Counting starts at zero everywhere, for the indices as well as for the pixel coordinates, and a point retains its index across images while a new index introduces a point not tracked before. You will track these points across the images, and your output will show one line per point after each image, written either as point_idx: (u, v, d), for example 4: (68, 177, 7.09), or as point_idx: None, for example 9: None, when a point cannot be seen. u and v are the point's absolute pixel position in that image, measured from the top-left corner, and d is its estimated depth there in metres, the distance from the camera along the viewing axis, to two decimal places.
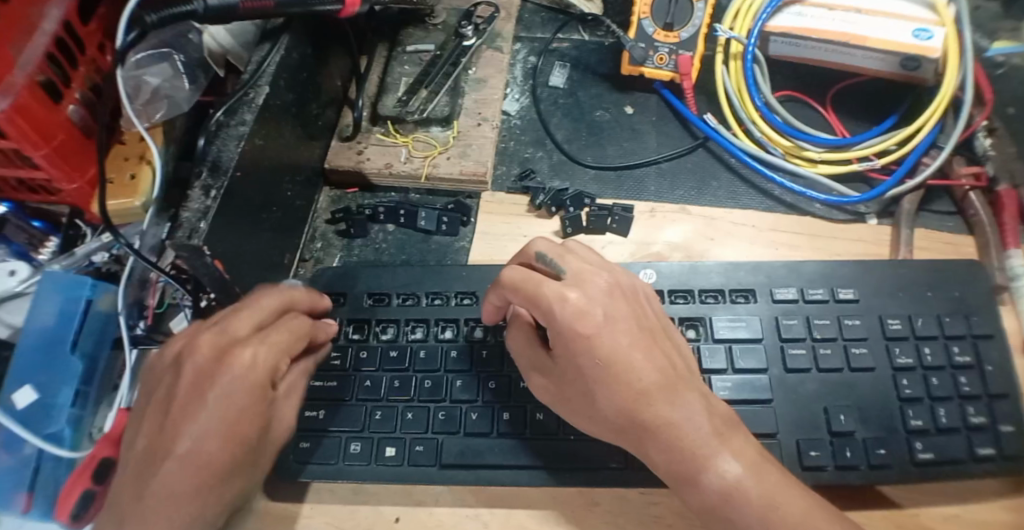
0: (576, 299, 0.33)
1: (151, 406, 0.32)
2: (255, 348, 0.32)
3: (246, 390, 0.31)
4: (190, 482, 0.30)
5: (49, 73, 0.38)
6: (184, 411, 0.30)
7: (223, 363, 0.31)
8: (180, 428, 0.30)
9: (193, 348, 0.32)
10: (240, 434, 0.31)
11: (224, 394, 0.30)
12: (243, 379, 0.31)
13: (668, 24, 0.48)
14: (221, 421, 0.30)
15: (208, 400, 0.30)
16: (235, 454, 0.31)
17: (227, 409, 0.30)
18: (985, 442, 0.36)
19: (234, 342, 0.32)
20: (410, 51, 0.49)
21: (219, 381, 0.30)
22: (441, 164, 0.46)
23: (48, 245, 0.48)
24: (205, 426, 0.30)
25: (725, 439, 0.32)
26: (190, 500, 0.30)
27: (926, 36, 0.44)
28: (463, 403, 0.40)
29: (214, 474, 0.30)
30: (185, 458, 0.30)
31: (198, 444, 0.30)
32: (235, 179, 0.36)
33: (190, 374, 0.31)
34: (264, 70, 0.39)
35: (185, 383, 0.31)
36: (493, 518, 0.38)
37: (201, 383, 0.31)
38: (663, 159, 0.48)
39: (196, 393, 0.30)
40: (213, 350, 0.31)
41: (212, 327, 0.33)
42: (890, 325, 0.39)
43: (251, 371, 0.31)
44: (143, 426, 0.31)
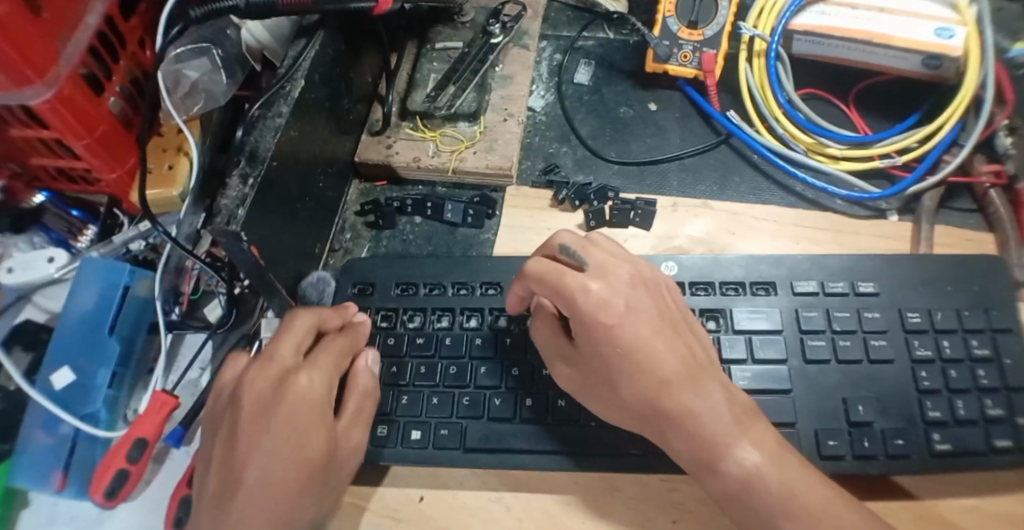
0: (598, 289, 0.34)
1: (213, 449, 0.33)
2: (310, 373, 0.35)
3: (308, 411, 0.34)
4: (269, 507, 0.31)
5: (90, 66, 0.40)
6: (252, 441, 0.32)
7: (282, 389, 0.33)
8: (250, 457, 0.32)
9: (249, 380, 0.34)
10: (309, 454, 0.33)
11: (287, 416, 0.33)
12: (303, 401, 0.34)
13: (692, 22, 0.49)
14: (288, 442, 0.32)
15: (274, 425, 0.32)
16: (306, 477, 0.33)
17: (293, 431, 0.33)
18: (1003, 435, 0.36)
19: (290, 369, 0.35)
20: (439, 48, 0.51)
21: (281, 405, 0.33)
22: (468, 158, 0.47)
23: (86, 233, 0.49)
24: (274, 449, 0.32)
25: (744, 427, 0.33)
26: (269, 525, 0.31)
27: (948, 34, 0.45)
28: (487, 389, 0.41)
29: (288, 497, 0.32)
30: (259, 485, 0.31)
31: (268, 468, 0.32)
32: (271, 168, 0.38)
33: (250, 404, 0.33)
34: (300, 65, 0.41)
35: (246, 417, 0.33)
36: (515, 501, 0.39)
37: (263, 414, 0.33)
38: (686, 154, 0.49)
39: (258, 423, 0.33)
40: (270, 379, 0.34)
41: (259, 361, 0.35)
42: (910, 318, 0.40)
43: (309, 393, 0.34)
44: (208, 471, 0.33)
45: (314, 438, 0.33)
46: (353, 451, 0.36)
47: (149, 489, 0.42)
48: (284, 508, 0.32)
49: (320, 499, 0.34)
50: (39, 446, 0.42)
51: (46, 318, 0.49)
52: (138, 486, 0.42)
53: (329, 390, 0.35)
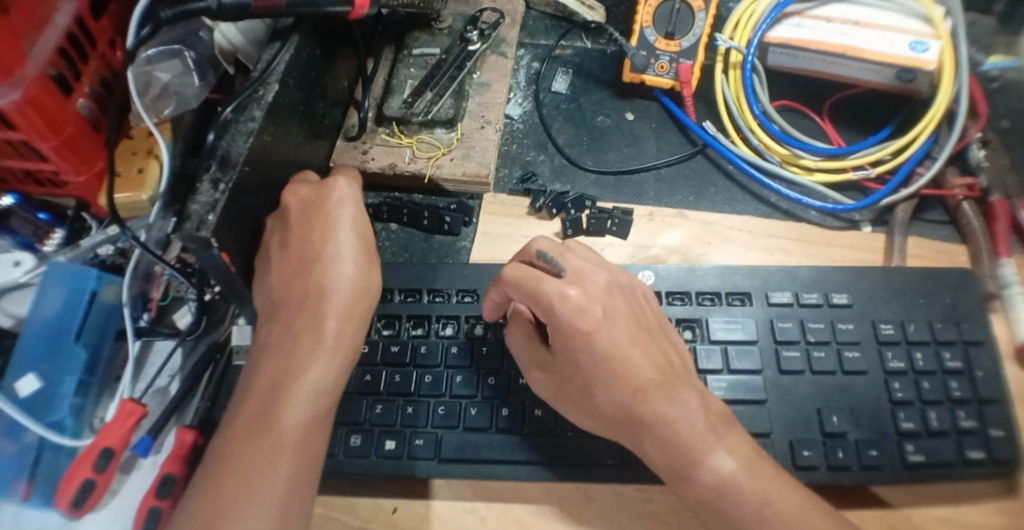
0: (575, 295, 0.34)
1: (273, 258, 0.40)
2: (346, 175, 0.41)
3: (347, 210, 0.40)
4: (334, 287, 0.38)
5: (60, 67, 0.39)
6: (307, 239, 0.39)
7: (323, 193, 0.40)
8: (307, 260, 0.38)
9: (293, 190, 0.40)
10: (356, 248, 0.39)
11: (333, 217, 0.39)
12: (343, 200, 0.40)
13: (669, 33, 0.49)
14: (337, 239, 0.39)
15: (327, 219, 0.39)
16: (359, 268, 0.39)
17: (339, 227, 0.39)
18: (975, 446, 0.37)
19: (325, 178, 0.41)
20: (416, 54, 0.50)
21: (326, 205, 0.39)
22: (444, 165, 0.47)
23: (53, 237, 0.49)
24: (330, 247, 0.39)
25: (720, 435, 0.33)
26: (336, 303, 0.37)
27: (922, 48, 0.45)
28: (463, 399, 0.40)
29: (345, 284, 0.38)
30: (320, 277, 0.38)
31: (319, 261, 0.38)
32: (243, 173, 0.37)
33: (299, 206, 0.39)
34: (275, 68, 0.40)
35: (297, 218, 0.39)
36: (490, 512, 0.38)
37: (309, 215, 0.39)
38: (662, 164, 0.49)
39: (306, 224, 0.39)
40: (310, 187, 0.40)
41: (295, 182, 0.41)
42: (882, 329, 0.40)
43: (346, 191, 0.40)
44: (272, 277, 0.39)
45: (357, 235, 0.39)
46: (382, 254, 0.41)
47: (114, 500, 0.41)
48: (347, 291, 0.38)
49: (373, 289, 0.39)
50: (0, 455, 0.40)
51: (9, 323, 0.47)
52: (104, 497, 0.41)
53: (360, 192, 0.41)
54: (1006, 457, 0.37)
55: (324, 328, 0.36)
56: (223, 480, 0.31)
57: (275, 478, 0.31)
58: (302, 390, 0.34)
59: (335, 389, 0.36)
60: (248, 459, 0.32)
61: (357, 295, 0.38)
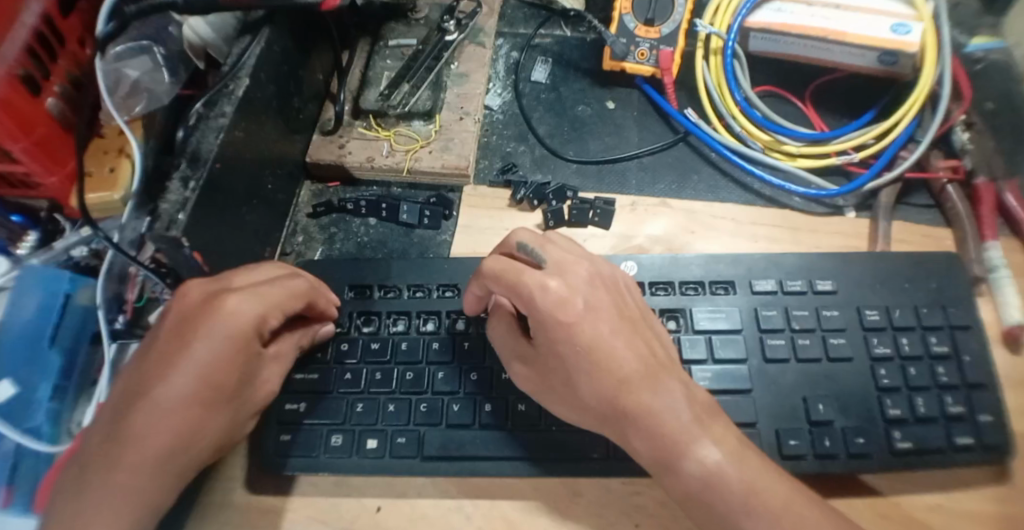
0: (557, 287, 0.33)
1: (136, 352, 0.34)
2: (242, 297, 0.33)
3: (226, 337, 0.32)
4: (176, 413, 0.31)
5: (29, 66, 0.38)
6: (168, 354, 0.32)
7: (208, 311, 0.32)
8: (155, 373, 0.31)
9: (182, 294, 0.33)
10: (209, 385, 0.32)
11: (205, 341, 0.32)
12: (225, 326, 0.32)
13: (649, 20, 0.49)
14: (198, 368, 0.32)
15: (186, 347, 0.32)
16: (193, 417, 0.32)
17: (189, 364, 0.32)
18: (964, 432, 0.36)
19: (221, 293, 0.33)
20: (392, 45, 0.49)
21: (202, 327, 0.32)
22: (423, 158, 0.46)
23: (27, 239, 0.47)
24: (182, 371, 0.31)
25: (705, 425, 0.32)
26: (173, 427, 0.31)
27: (904, 30, 0.45)
28: (445, 395, 0.39)
29: (191, 412, 0.32)
30: (157, 396, 0.31)
31: (173, 379, 0.31)
32: (214, 170, 0.36)
33: (180, 315, 0.33)
34: (245, 62, 0.39)
35: (170, 329, 0.33)
36: (475, 509, 0.38)
37: (177, 337, 0.32)
38: (644, 153, 0.48)
39: (180, 338, 0.32)
40: (203, 297, 0.33)
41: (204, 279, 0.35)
42: (868, 316, 0.40)
43: (235, 317, 0.33)
44: (127, 368, 0.33)
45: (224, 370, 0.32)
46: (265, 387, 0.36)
47: None
48: (165, 447, 0.31)
49: (226, 419, 0.34)
50: None
51: None
52: None
53: (261, 318, 0.34)
54: (995, 442, 0.36)
55: (150, 451, 0.31)
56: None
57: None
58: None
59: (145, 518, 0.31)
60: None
61: (196, 426, 0.32)
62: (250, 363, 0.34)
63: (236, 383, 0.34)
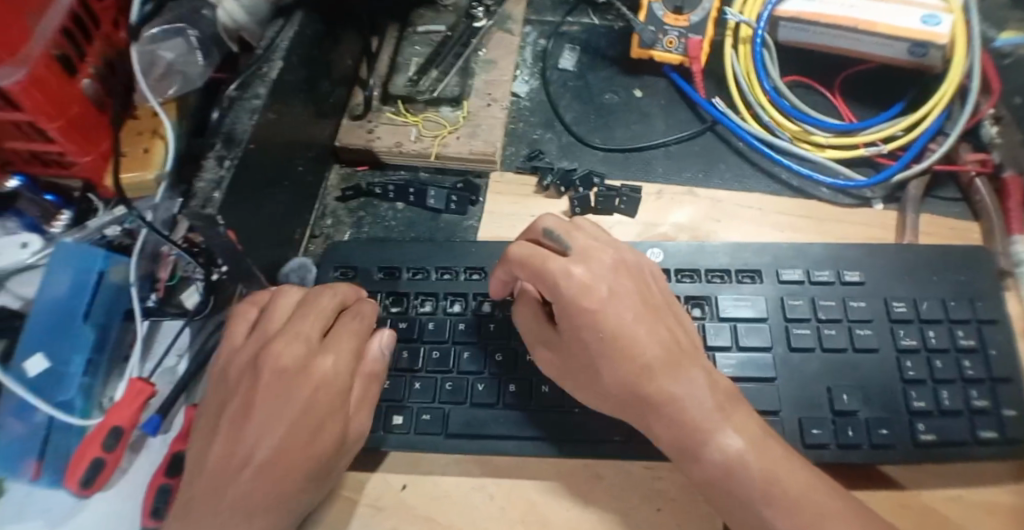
0: (580, 274, 0.34)
1: (222, 420, 0.34)
2: (332, 357, 0.35)
3: (326, 398, 0.34)
4: (287, 480, 0.32)
5: (66, 47, 0.38)
6: (267, 417, 0.33)
7: (303, 375, 0.34)
8: (259, 436, 0.33)
9: (274, 354, 0.34)
10: (319, 450, 0.33)
11: (305, 403, 0.33)
12: (326, 386, 0.34)
13: (678, 8, 0.49)
14: (301, 431, 0.33)
15: (289, 411, 0.33)
16: (300, 478, 0.33)
17: (291, 426, 0.33)
18: (987, 426, 0.37)
19: (314, 359, 0.35)
20: (421, 32, 0.50)
21: (301, 391, 0.33)
22: (450, 144, 0.46)
23: (61, 218, 0.48)
24: (286, 436, 0.33)
25: (727, 413, 0.33)
26: (283, 494, 0.32)
27: (934, 22, 0.45)
28: (470, 375, 0.40)
29: (299, 474, 0.33)
30: (267, 460, 0.32)
31: (283, 442, 0.32)
32: (248, 151, 0.37)
33: (270, 379, 0.34)
34: (278, 46, 0.40)
35: (264, 397, 0.33)
36: (498, 489, 0.38)
37: (274, 402, 0.33)
38: (671, 141, 0.48)
39: (279, 400, 0.33)
40: (295, 362, 0.34)
41: (283, 335, 0.35)
42: (895, 308, 0.40)
43: (331, 376, 0.34)
44: (219, 436, 0.33)
45: (332, 430, 0.34)
46: (360, 433, 0.36)
47: (125, 478, 0.41)
48: (275, 508, 0.32)
49: (327, 478, 0.35)
50: (13, 435, 0.41)
51: (17, 304, 0.47)
52: (115, 474, 0.41)
53: (350, 374, 0.35)
54: (1019, 437, 0.36)
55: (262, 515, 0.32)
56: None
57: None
58: None
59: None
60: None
61: (302, 490, 0.33)
62: (347, 421, 0.35)
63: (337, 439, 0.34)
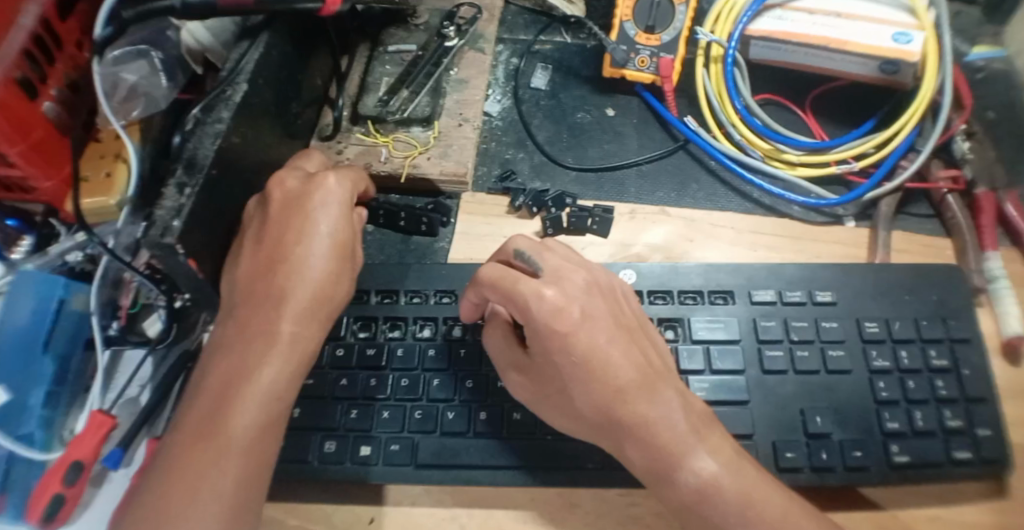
0: (553, 295, 0.33)
1: (244, 244, 0.37)
2: (336, 173, 0.38)
3: (338, 202, 0.37)
4: (313, 264, 0.36)
5: (26, 69, 0.37)
6: (287, 230, 0.36)
7: (312, 184, 0.37)
8: (284, 250, 0.36)
9: (280, 181, 0.38)
10: (338, 241, 0.37)
11: (322, 205, 0.37)
12: (336, 192, 0.38)
13: (649, 27, 0.49)
14: (323, 238, 0.36)
15: (307, 216, 0.37)
16: (328, 270, 0.36)
17: (315, 228, 0.36)
18: (962, 446, 0.36)
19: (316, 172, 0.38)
20: (392, 51, 0.49)
21: (315, 193, 0.37)
22: (421, 164, 0.46)
23: (21, 244, 0.47)
24: (311, 249, 0.36)
25: (702, 436, 0.32)
26: (313, 309, 0.35)
27: (905, 40, 0.44)
28: (440, 402, 0.39)
29: (325, 286, 0.36)
30: (295, 262, 0.36)
31: (312, 260, 0.36)
32: (211, 176, 0.36)
33: (281, 200, 0.37)
34: (243, 68, 0.39)
35: (277, 212, 0.37)
36: (471, 519, 0.38)
37: (291, 212, 0.37)
38: (643, 161, 0.48)
39: (298, 208, 0.37)
40: (299, 181, 0.38)
41: (285, 170, 0.39)
42: (867, 328, 0.39)
43: (338, 184, 0.38)
44: (242, 265, 0.36)
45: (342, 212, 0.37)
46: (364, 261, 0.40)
47: (88, 513, 0.40)
48: (308, 299, 0.35)
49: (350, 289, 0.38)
50: None
51: None
52: (75, 510, 0.40)
53: (356, 185, 0.39)
54: (995, 457, 0.36)
55: (298, 311, 0.35)
56: (168, 485, 0.29)
57: (221, 483, 0.29)
58: (250, 389, 0.32)
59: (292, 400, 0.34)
60: (194, 464, 0.29)
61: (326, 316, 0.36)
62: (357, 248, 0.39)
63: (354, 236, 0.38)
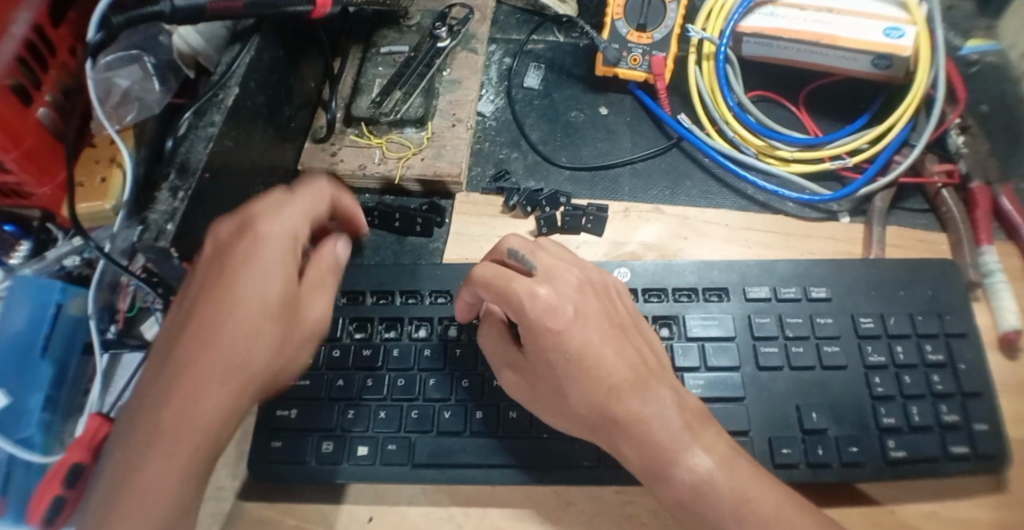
0: (546, 294, 0.33)
1: (175, 299, 0.34)
2: (273, 219, 0.33)
3: (264, 258, 0.32)
4: (223, 330, 0.31)
5: (19, 77, 0.38)
6: (206, 288, 0.32)
7: (242, 236, 0.33)
8: (199, 310, 0.32)
9: (213, 230, 0.34)
10: (258, 304, 0.32)
11: (244, 262, 0.32)
12: (265, 246, 0.33)
13: (641, 25, 0.49)
14: (241, 301, 0.32)
15: (225, 274, 0.32)
16: (242, 338, 0.31)
17: (232, 288, 0.32)
18: (958, 441, 0.36)
19: (251, 216, 0.34)
20: (384, 52, 0.49)
21: (240, 248, 0.32)
22: (415, 165, 0.46)
23: (19, 249, 0.47)
24: (223, 313, 0.31)
25: (696, 433, 0.32)
26: (226, 372, 0.31)
27: (897, 34, 0.45)
28: (436, 402, 0.39)
29: (239, 355, 0.31)
30: (206, 329, 0.31)
31: (225, 327, 0.31)
32: (204, 180, 0.36)
33: (210, 250, 0.33)
34: (234, 71, 0.39)
35: (203, 269, 0.33)
36: (467, 518, 0.38)
37: (212, 269, 0.32)
38: (637, 159, 0.48)
39: (219, 265, 0.32)
40: (232, 230, 0.33)
41: (226, 215, 0.35)
42: (862, 323, 0.39)
43: (270, 237, 0.33)
44: (169, 321, 0.33)
45: (269, 266, 0.32)
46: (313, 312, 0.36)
47: None
48: (215, 370, 0.31)
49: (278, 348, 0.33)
50: None
51: None
52: None
53: (293, 231, 0.34)
54: (990, 451, 0.36)
55: (202, 385, 0.31)
56: None
57: None
58: (142, 475, 0.29)
59: (196, 483, 0.30)
60: None
61: (246, 378, 0.32)
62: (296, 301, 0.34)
63: (285, 295, 0.33)
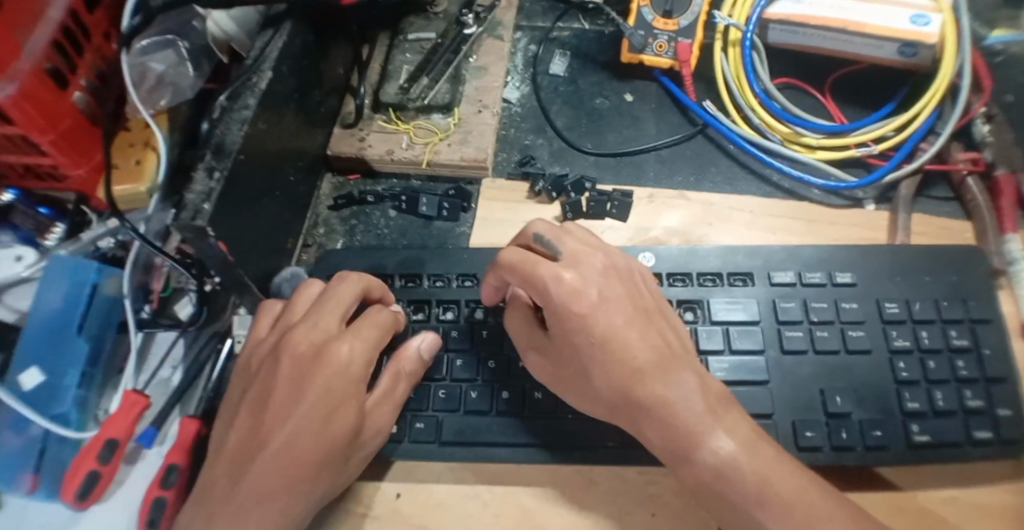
0: (571, 278, 0.34)
1: (241, 407, 0.35)
2: (349, 344, 0.35)
3: (339, 382, 0.34)
4: (294, 451, 0.32)
5: (57, 61, 0.38)
6: (279, 407, 0.33)
7: (319, 360, 0.34)
8: (273, 427, 0.33)
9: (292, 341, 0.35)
10: (328, 426, 0.33)
11: (321, 387, 0.33)
12: (339, 371, 0.34)
13: (667, 11, 0.49)
14: (315, 421, 0.33)
15: (303, 397, 0.33)
16: (313, 458, 0.33)
17: (305, 412, 0.33)
18: (982, 426, 0.36)
19: (330, 339, 0.35)
20: (411, 39, 0.50)
21: (317, 376, 0.34)
22: (442, 151, 0.47)
23: (55, 230, 0.48)
24: (297, 437, 0.33)
25: (719, 416, 0.32)
26: (295, 495, 0.32)
27: (922, 22, 0.45)
28: (463, 382, 0.40)
29: (309, 471, 0.33)
30: (282, 449, 0.32)
31: (297, 446, 0.32)
32: (238, 162, 0.37)
33: (287, 366, 0.34)
34: (267, 56, 0.39)
35: (282, 385, 0.34)
36: (492, 496, 0.38)
37: (292, 390, 0.34)
38: (662, 145, 0.48)
39: (298, 386, 0.34)
40: (312, 344, 0.35)
41: (304, 322, 0.36)
42: (887, 308, 0.40)
43: (344, 364, 0.34)
44: (235, 426, 0.34)
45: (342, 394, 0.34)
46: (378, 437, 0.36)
47: (121, 490, 0.41)
48: (286, 487, 0.32)
49: (344, 468, 0.35)
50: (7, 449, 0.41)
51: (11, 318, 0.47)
52: (110, 486, 0.41)
53: (367, 362, 0.35)
54: (1015, 437, 0.36)
55: (276, 501, 0.32)
56: None
57: None
58: None
59: None
60: None
61: (309, 499, 0.33)
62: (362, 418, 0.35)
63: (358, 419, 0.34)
